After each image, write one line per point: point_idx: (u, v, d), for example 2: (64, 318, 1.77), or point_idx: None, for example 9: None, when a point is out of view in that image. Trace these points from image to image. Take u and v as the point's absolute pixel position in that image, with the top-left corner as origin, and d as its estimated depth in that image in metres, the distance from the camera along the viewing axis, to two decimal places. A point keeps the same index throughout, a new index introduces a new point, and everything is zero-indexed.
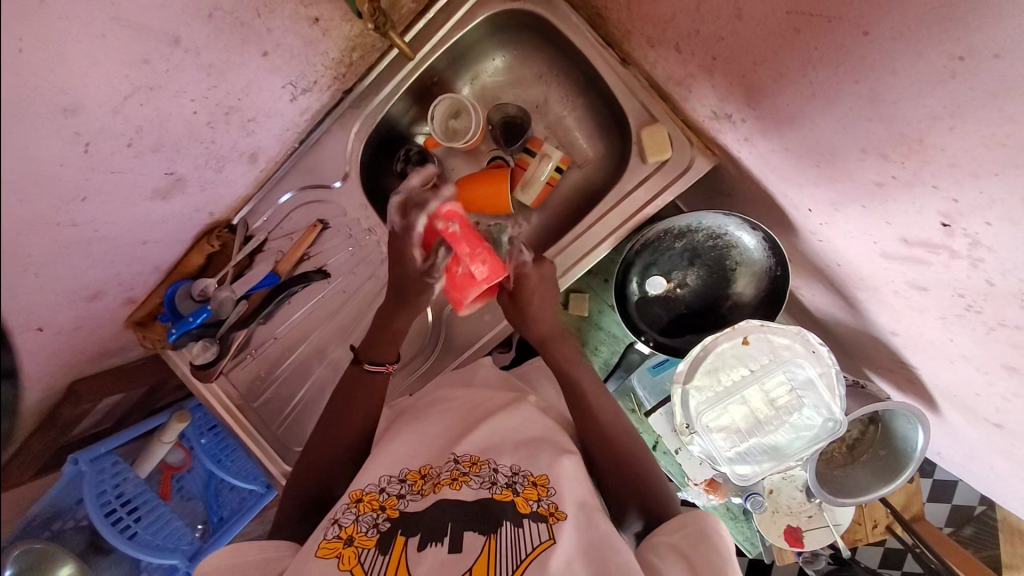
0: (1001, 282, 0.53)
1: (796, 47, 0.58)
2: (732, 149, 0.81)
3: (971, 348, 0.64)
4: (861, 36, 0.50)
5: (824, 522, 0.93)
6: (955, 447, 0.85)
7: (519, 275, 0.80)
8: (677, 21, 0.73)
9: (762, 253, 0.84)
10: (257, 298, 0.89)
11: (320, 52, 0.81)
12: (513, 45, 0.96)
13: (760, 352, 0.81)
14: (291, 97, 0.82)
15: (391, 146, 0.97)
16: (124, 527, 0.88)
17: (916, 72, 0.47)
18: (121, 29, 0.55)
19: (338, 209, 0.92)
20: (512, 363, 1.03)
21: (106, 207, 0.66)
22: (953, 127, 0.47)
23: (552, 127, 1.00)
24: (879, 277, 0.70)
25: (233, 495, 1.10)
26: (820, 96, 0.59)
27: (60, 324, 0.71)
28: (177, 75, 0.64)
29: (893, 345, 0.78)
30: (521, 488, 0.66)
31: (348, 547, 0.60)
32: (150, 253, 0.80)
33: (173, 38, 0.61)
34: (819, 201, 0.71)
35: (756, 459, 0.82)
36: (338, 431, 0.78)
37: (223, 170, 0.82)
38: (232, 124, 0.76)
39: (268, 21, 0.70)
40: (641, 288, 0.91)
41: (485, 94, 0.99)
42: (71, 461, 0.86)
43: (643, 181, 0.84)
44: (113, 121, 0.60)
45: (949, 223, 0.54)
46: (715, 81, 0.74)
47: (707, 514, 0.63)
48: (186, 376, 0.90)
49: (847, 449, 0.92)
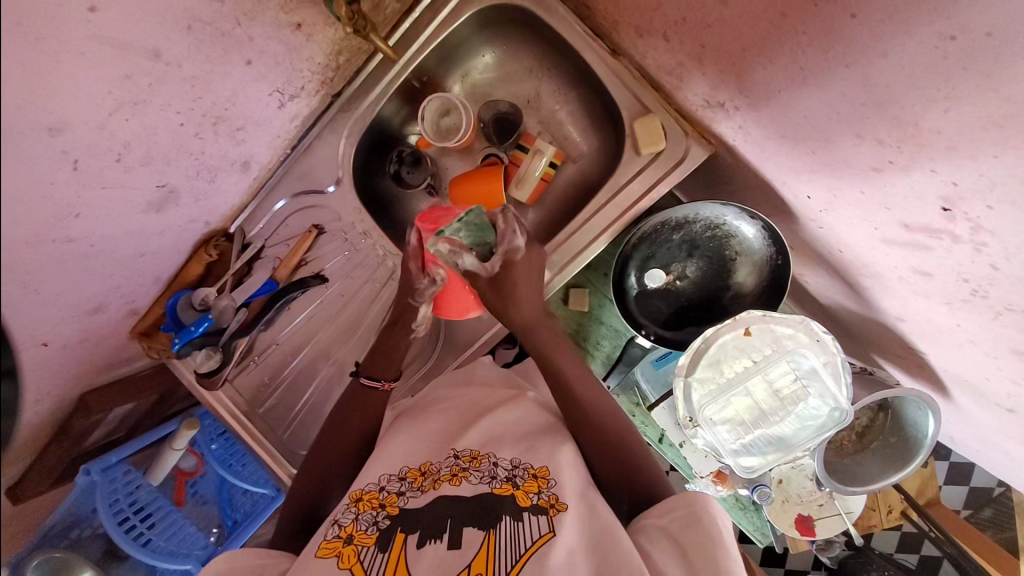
0: (1006, 266, 0.51)
1: (782, 31, 0.56)
2: (727, 138, 0.79)
3: (979, 333, 0.62)
4: (849, 18, 0.48)
5: (836, 510, 0.92)
6: (967, 432, 0.83)
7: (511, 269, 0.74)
8: (664, 10, 0.71)
9: (761, 243, 0.82)
10: (256, 305, 0.88)
11: (305, 57, 0.80)
12: (500, 41, 0.94)
13: (763, 342, 0.80)
14: (279, 104, 0.82)
15: (383, 147, 0.96)
16: (138, 534, 0.89)
17: (906, 54, 0.46)
18: (101, 47, 0.54)
19: (333, 214, 0.92)
20: (514, 360, 1.03)
21: (101, 221, 0.67)
22: (947, 109, 0.46)
23: (544, 121, 0.99)
24: (883, 263, 0.68)
25: (246, 498, 1.10)
26: (811, 80, 0.57)
27: (63, 338, 0.72)
28: (160, 89, 0.64)
29: (900, 331, 0.77)
30: (521, 482, 0.66)
31: (348, 546, 0.61)
32: (149, 265, 0.80)
33: (154, 52, 0.60)
34: (817, 188, 0.69)
35: (762, 451, 0.82)
36: (341, 434, 0.79)
37: (216, 180, 0.82)
38: (221, 134, 0.76)
39: (249, 29, 0.69)
40: (639, 282, 0.90)
41: (475, 92, 0.99)
42: (83, 472, 0.87)
43: (637, 173, 0.82)
44: (99, 137, 0.60)
45: (949, 207, 0.52)
46: (705, 69, 0.72)
47: (696, 496, 0.62)
48: (191, 384, 0.91)
49: (856, 437, 0.90)
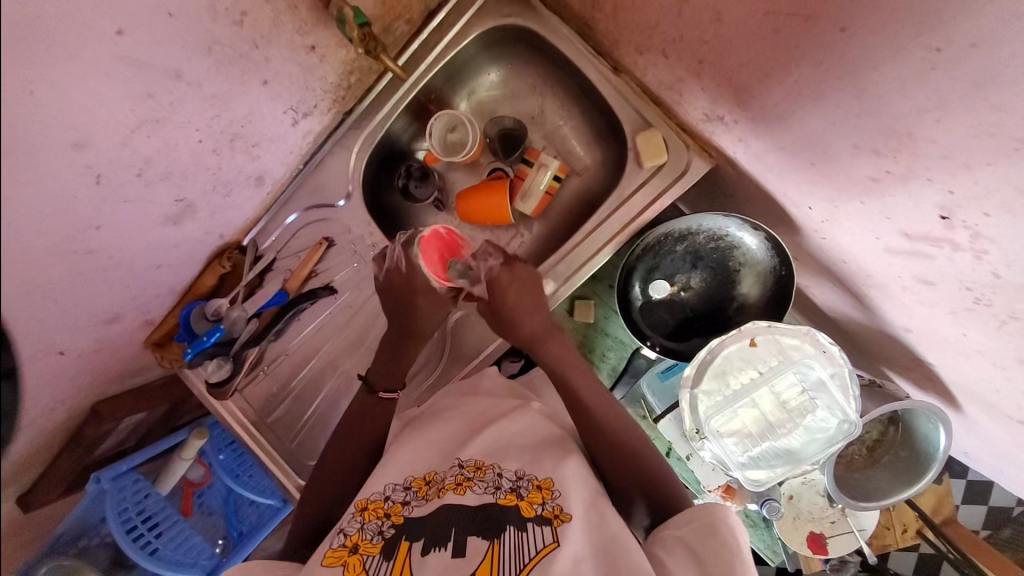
0: (1007, 275, 0.51)
1: (776, 46, 0.58)
2: (729, 151, 0.81)
3: (985, 343, 0.62)
4: (839, 33, 0.50)
5: (848, 527, 0.90)
6: (982, 447, 0.82)
7: (499, 270, 0.79)
8: (662, 28, 0.73)
9: (764, 253, 0.83)
10: (267, 315, 0.91)
11: (318, 77, 0.83)
12: (506, 60, 0.97)
13: (768, 354, 0.80)
14: (292, 122, 0.85)
15: (392, 162, 0.99)
16: (145, 543, 0.90)
17: (897, 65, 0.47)
18: (126, 67, 0.57)
19: (343, 227, 0.94)
20: (521, 372, 1.03)
21: (120, 235, 0.69)
22: (940, 117, 0.47)
23: (549, 136, 1.01)
24: (887, 273, 0.68)
25: (252, 510, 1.10)
26: (806, 93, 0.58)
27: (79, 348, 0.74)
28: (181, 107, 0.67)
29: (907, 342, 0.76)
30: (525, 493, 0.65)
31: (354, 555, 0.61)
32: (165, 277, 0.83)
33: (175, 72, 0.63)
34: (818, 199, 0.70)
35: (771, 464, 0.81)
36: (348, 444, 0.80)
37: (231, 195, 0.84)
38: (236, 150, 0.79)
39: (265, 51, 0.73)
40: (643, 293, 0.90)
41: (482, 109, 1.01)
42: (93, 480, 0.88)
43: (641, 185, 0.83)
44: (121, 152, 0.63)
45: (947, 215, 0.53)
46: (705, 84, 0.74)
47: (716, 506, 0.61)
48: (202, 395, 0.92)
49: (867, 451, 0.89)
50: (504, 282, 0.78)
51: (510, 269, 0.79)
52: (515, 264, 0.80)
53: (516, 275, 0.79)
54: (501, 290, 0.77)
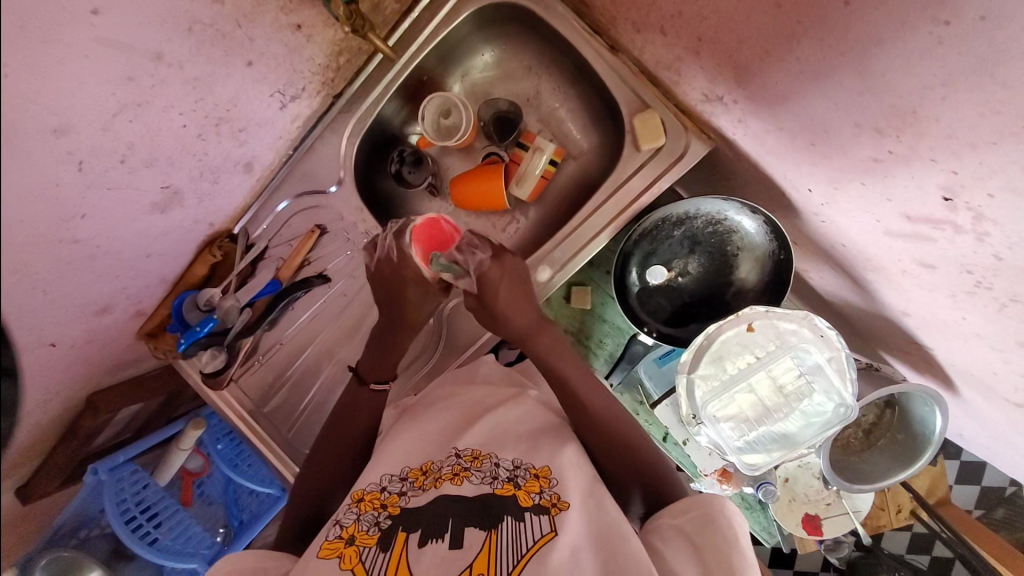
0: (1010, 257, 0.51)
1: (777, 22, 0.56)
2: (728, 133, 0.79)
3: (983, 326, 0.61)
4: (842, 7, 0.48)
5: (844, 509, 0.90)
6: (978, 428, 0.82)
7: (491, 265, 0.77)
8: (660, 4, 0.71)
9: (762, 237, 0.82)
10: (261, 305, 0.88)
11: (306, 58, 0.81)
12: (500, 40, 0.95)
13: (766, 338, 0.79)
14: (280, 105, 0.83)
15: (385, 147, 0.97)
16: (145, 533, 0.90)
17: (901, 42, 0.45)
18: (106, 48, 0.55)
19: (335, 214, 0.92)
20: (518, 359, 1.03)
21: (106, 222, 0.67)
22: (945, 97, 0.45)
23: (544, 118, 0.99)
24: (886, 256, 0.67)
25: (252, 499, 1.10)
26: (808, 72, 0.57)
27: (69, 339, 0.73)
28: (164, 90, 0.65)
29: (905, 325, 0.76)
30: (522, 482, 0.65)
31: (349, 547, 0.61)
32: (155, 266, 0.81)
33: (156, 53, 0.61)
34: (818, 181, 0.69)
35: (767, 448, 0.81)
36: (344, 433, 0.80)
37: (220, 181, 0.83)
38: (223, 135, 0.77)
39: (250, 30, 0.70)
40: (641, 279, 0.90)
41: (476, 91, 0.99)
42: (91, 471, 0.89)
43: (638, 169, 0.82)
44: (103, 138, 0.61)
45: (951, 196, 0.52)
46: (703, 63, 0.72)
47: (712, 497, 0.61)
48: (198, 385, 0.91)
49: (863, 435, 0.89)
50: (494, 277, 0.76)
51: (499, 263, 0.77)
52: (504, 258, 0.79)
53: (507, 270, 0.78)
54: (492, 286, 0.76)
